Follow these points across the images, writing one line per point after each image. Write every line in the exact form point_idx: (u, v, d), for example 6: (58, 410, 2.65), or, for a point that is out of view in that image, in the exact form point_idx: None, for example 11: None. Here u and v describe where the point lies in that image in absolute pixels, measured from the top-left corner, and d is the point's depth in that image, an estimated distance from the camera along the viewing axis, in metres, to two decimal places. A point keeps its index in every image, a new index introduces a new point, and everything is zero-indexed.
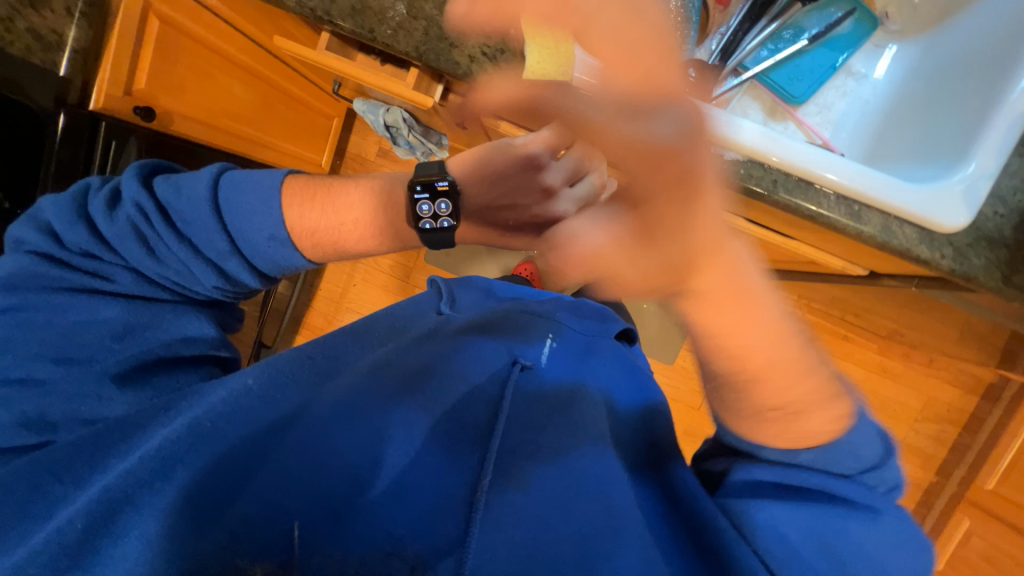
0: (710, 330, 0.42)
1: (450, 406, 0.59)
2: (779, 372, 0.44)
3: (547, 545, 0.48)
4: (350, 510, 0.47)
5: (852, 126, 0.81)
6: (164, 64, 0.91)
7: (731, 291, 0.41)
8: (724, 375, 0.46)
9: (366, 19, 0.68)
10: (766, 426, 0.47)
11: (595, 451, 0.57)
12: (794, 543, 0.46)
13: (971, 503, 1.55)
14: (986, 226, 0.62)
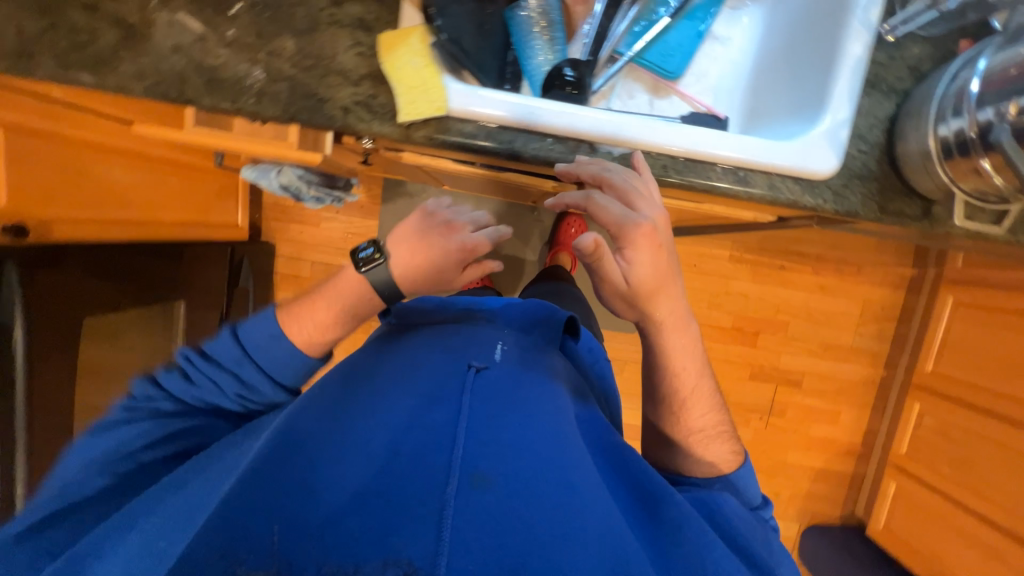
0: (676, 357, 0.68)
1: (412, 417, 0.59)
2: (703, 403, 0.70)
3: (521, 522, 0.50)
4: (346, 527, 0.49)
5: (729, 88, 0.85)
6: (25, 174, 0.84)
7: (687, 341, 0.68)
8: (678, 394, 0.69)
9: (225, 92, 0.65)
10: (701, 432, 0.69)
11: (557, 434, 0.60)
12: (736, 530, 0.60)
13: (919, 388, 1.71)
14: (855, 164, 0.67)
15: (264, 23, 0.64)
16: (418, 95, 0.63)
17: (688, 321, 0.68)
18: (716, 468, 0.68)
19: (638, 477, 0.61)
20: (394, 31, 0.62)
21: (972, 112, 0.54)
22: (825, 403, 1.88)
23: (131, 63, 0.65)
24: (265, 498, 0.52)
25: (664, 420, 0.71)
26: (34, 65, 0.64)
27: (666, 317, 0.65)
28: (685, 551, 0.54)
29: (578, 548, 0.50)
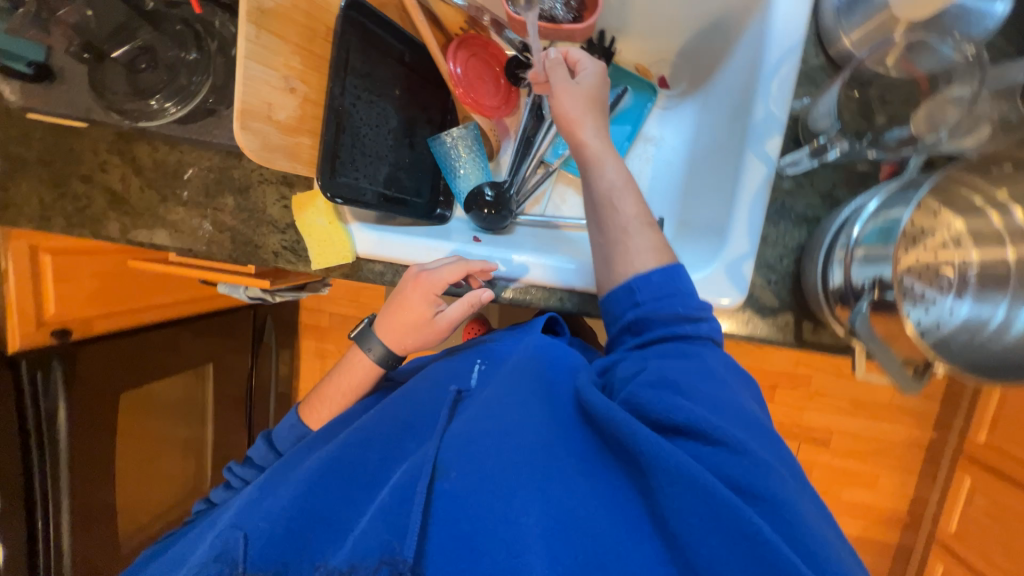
0: (592, 140, 0.63)
1: (388, 420, 0.59)
2: (632, 199, 0.62)
3: (488, 519, 0.45)
4: (325, 537, 0.50)
5: (662, 189, 0.83)
6: (69, 285, 1.05)
7: (602, 149, 0.63)
8: (603, 192, 0.62)
9: (184, 241, 0.78)
10: (609, 204, 0.62)
11: (528, 416, 0.51)
12: (763, 494, 0.43)
13: (972, 460, 1.49)
14: (765, 295, 0.64)
15: (210, 184, 0.75)
16: (327, 247, 0.70)
17: (623, 169, 0.62)
18: (654, 265, 0.59)
19: (598, 422, 0.48)
20: (306, 192, 0.70)
21: (850, 262, 0.52)
22: (863, 466, 1.67)
23: (117, 221, 0.79)
24: (251, 514, 0.55)
25: (603, 239, 0.63)
26: (52, 226, 0.81)
27: (600, 149, 0.63)
28: (663, 506, 0.43)
29: (541, 530, 0.43)
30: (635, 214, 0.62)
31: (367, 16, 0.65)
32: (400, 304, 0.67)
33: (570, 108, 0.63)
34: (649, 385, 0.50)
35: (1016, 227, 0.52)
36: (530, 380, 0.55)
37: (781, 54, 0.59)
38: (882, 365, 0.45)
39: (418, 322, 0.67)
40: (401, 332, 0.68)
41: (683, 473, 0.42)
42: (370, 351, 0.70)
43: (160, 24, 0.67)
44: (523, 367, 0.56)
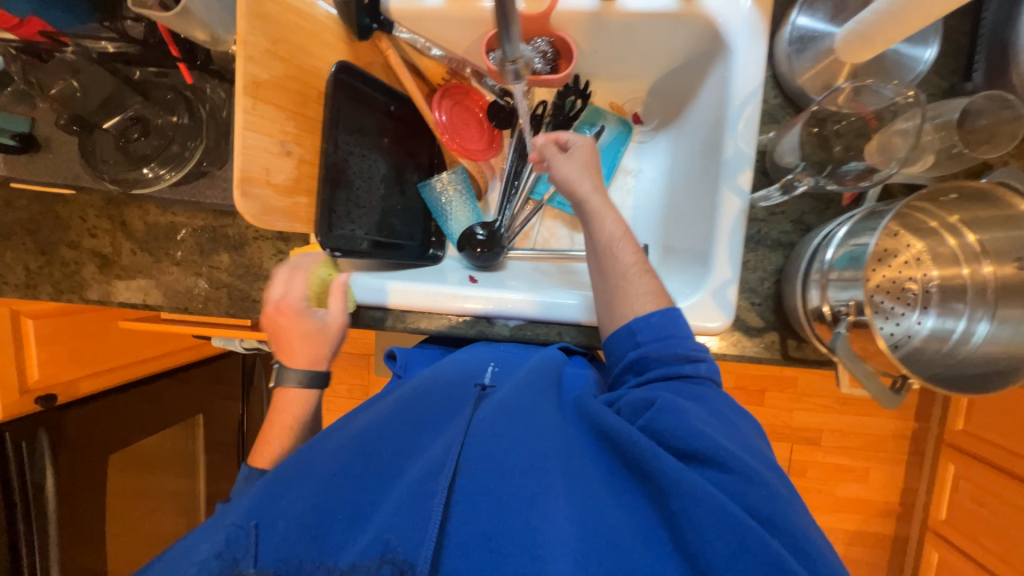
0: (591, 199, 0.67)
1: (409, 420, 0.57)
2: (631, 244, 0.65)
3: (514, 524, 0.46)
4: (330, 531, 0.47)
5: (645, 218, 0.88)
6: (52, 350, 1.01)
7: (602, 209, 0.66)
8: (603, 246, 0.65)
9: (178, 300, 0.78)
10: (599, 253, 0.65)
11: (558, 437, 0.53)
12: (772, 518, 0.46)
13: (953, 448, 1.55)
14: (751, 318, 0.68)
15: (204, 243, 0.76)
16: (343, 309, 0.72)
17: (619, 226, 0.65)
18: (653, 307, 0.62)
19: (621, 447, 0.51)
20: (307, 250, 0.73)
21: (825, 284, 0.55)
22: (853, 460, 1.73)
23: (108, 285, 0.79)
24: (260, 500, 0.48)
25: (603, 285, 0.65)
26: (38, 292, 0.80)
27: (597, 205, 0.67)
28: (687, 528, 0.45)
29: (566, 536, 0.45)
30: (633, 261, 0.64)
31: (355, 77, 0.68)
32: (286, 333, 0.64)
33: (571, 173, 0.68)
34: (667, 409, 0.53)
35: (968, 248, 0.57)
36: (544, 394, 0.59)
37: (746, 95, 0.64)
38: (862, 382, 0.50)
39: (312, 333, 0.65)
40: (303, 352, 0.64)
41: (706, 498, 0.45)
42: (289, 380, 0.64)
43: (151, 94, 0.69)
44: (540, 378, 0.61)
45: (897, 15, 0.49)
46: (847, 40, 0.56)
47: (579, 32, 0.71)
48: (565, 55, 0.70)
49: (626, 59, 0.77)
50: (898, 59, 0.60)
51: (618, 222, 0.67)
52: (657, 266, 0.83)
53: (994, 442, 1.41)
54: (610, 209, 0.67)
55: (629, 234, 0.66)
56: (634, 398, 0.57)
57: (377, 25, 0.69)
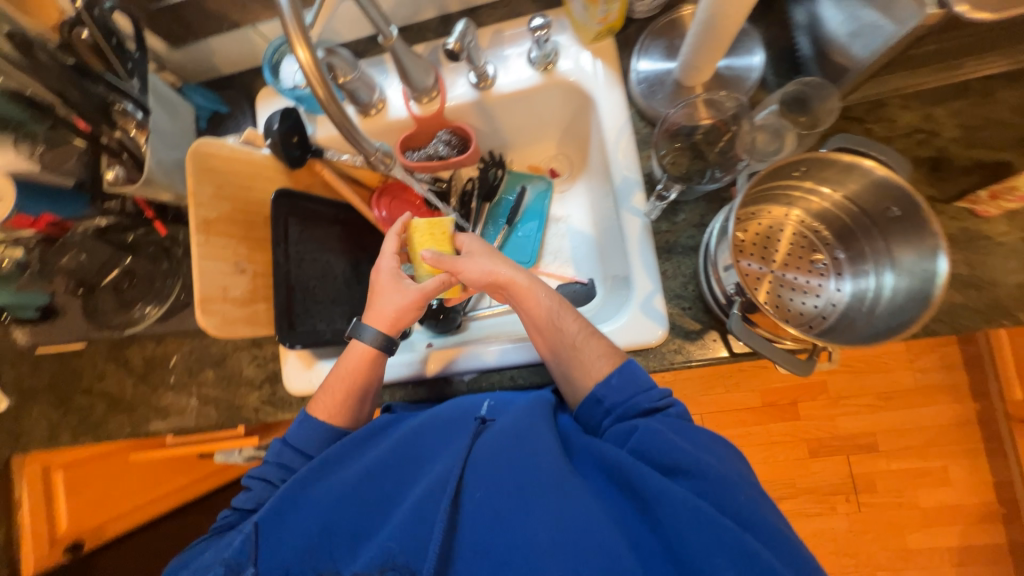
0: (515, 287, 0.70)
1: (412, 456, 0.64)
2: (569, 316, 0.68)
3: (504, 537, 0.54)
4: (335, 547, 0.60)
5: (584, 255, 0.94)
6: (80, 496, 1.06)
7: (530, 290, 0.70)
8: (539, 327, 0.69)
9: (175, 421, 0.85)
10: (539, 333, 0.70)
11: (547, 463, 0.57)
12: (747, 519, 0.51)
13: None
14: (686, 322, 0.70)
15: (193, 364, 0.85)
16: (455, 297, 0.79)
17: (553, 300, 0.69)
18: (608, 369, 0.64)
19: (612, 468, 0.56)
20: (425, 220, 0.73)
21: (719, 275, 0.59)
22: (923, 460, 1.54)
23: (116, 422, 0.87)
24: (298, 520, 0.63)
25: (557, 358, 0.68)
26: (59, 441, 0.88)
27: (525, 286, 0.70)
28: (666, 532, 0.51)
29: (550, 545, 0.52)
30: (578, 329, 0.67)
31: (297, 197, 0.81)
32: (388, 293, 0.73)
33: (485, 267, 0.71)
34: (650, 433, 0.57)
35: (842, 204, 0.60)
36: (533, 420, 0.62)
37: (617, 130, 0.73)
38: (769, 356, 0.51)
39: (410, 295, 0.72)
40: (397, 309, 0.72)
41: (686, 507, 0.50)
42: (368, 337, 0.72)
43: (139, 250, 0.83)
44: (531, 406, 0.64)
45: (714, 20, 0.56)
46: (690, 60, 0.64)
47: (474, 119, 0.85)
48: (467, 138, 0.83)
49: (526, 127, 0.89)
50: (734, 72, 0.69)
51: (552, 296, 0.70)
52: (604, 296, 0.87)
53: None
54: (538, 286, 0.70)
55: (565, 304, 0.70)
56: (618, 426, 0.60)
57: (309, 154, 0.82)
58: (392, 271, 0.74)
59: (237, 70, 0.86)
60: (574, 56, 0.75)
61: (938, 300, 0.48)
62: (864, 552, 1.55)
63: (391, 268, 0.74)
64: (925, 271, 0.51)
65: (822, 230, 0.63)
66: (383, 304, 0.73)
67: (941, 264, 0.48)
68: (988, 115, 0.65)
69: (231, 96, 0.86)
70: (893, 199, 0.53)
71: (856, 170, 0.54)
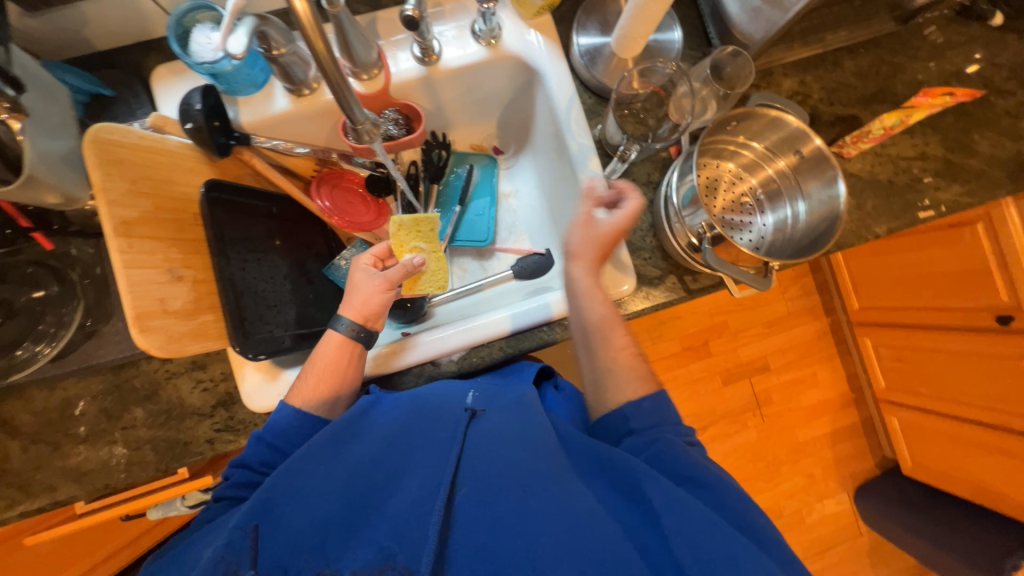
0: (582, 274, 0.66)
1: (411, 466, 0.56)
2: (618, 329, 0.65)
3: (512, 541, 0.48)
4: (323, 544, 0.50)
5: (537, 228, 0.98)
6: None
7: (595, 287, 0.65)
8: (595, 327, 0.64)
9: (95, 480, 0.69)
10: (588, 336, 0.65)
11: (560, 467, 0.54)
12: (753, 528, 0.51)
13: (864, 325, 1.78)
14: (648, 271, 0.78)
15: (111, 405, 0.70)
16: (422, 278, 0.76)
17: (611, 304, 0.65)
18: (637, 395, 0.62)
19: (621, 472, 0.54)
20: (411, 217, 0.75)
21: (683, 219, 0.67)
22: (800, 370, 1.91)
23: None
24: (264, 513, 0.52)
25: (592, 366, 0.65)
26: None
27: (592, 275, 0.66)
28: (681, 539, 0.48)
29: (563, 551, 0.47)
30: (621, 347, 0.64)
31: (227, 191, 0.70)
32: (358, 280, 0.71)
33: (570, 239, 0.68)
34: (664, 444, 0.57)
35: (762, 154, 0.73)
36: (539, 423, 0.58)
37: (566, 101, 0.78)
38: (734, 276, 0.61)
39: (376, 283, 0.69)
40: (363, 298, 0.69)
41: (700, 514, 0.49)
42: (343, 331, 0.67)
43: (8, 275, 0.65)
44: (530, 403, 0.61)
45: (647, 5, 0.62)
46: (622, 42, 0.71)
47: (419, 96, 0.82)
48: (414, 118, 0.81)
49: (470, 105, 0.89)
50: (660, 46, 0.77)
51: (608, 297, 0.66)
52: (562, 264, 0.91)
53: (887, 306, 1.65)
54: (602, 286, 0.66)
55: (616, 317, 0.66)
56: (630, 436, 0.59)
57: (235, 141, 0.72)
58: (366, 266, 0.73)
59: (120, 45, 0.72)
60: (521, 33, 0.78)
61: (843, 215, 0.63)
62: (770, 454, 1.88)
63: (364, 263, 0.73)
64: (829, 197, 0.65)
65: (748, 178, 0.75)
66: (355, 294, 0.70)
67: (841, 187, 0.62)
68: (840, 79, 0.83)
69: (115, 78, 0.71)
70: (799, 143, 0.67)
71: (780, 125, 0.67)
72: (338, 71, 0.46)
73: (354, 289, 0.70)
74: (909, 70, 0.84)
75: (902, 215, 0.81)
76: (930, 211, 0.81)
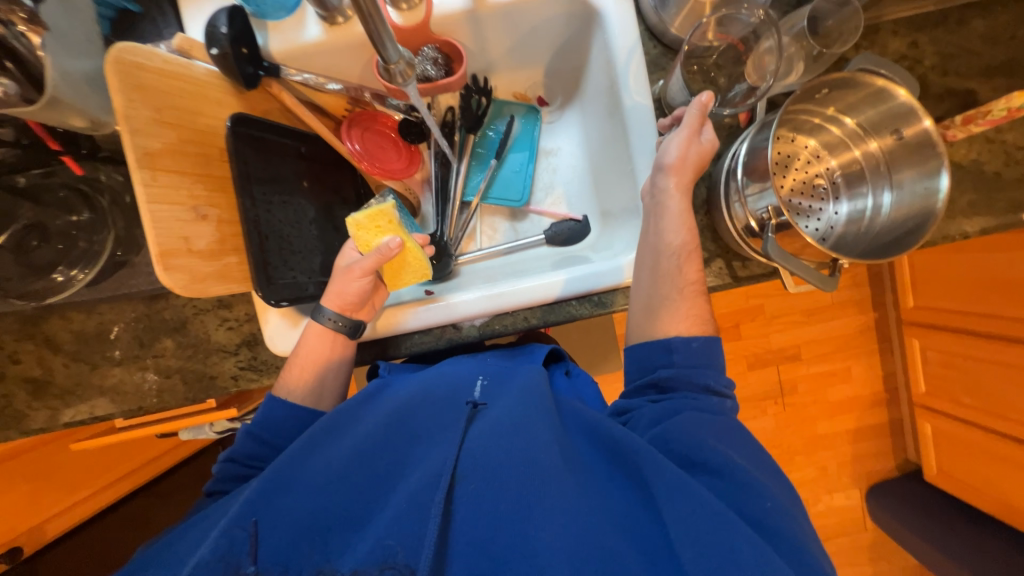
0: (671, 191, 0.58)
1: (411, 456, 0.53)
2: (692, 260, 0.58)
3: (510, 544, 0.44)
4: (325, 541, 0.48)
5: (576, 192, 0.91)
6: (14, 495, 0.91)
7: (684, 209, 0.58)
8: (668, 250, 0.57)
9: (129, 401, 0.73)
10: (656, 262, 0.58)
11: (561, 459, 0.49)
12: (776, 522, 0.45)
13: (915, 325, 1.65)
14: None
15: (142, 333, 0.72)
16: (403, 270, 0.71)
17: (693, 234, 0.58)
18: (688, 332, 0.56)
19: (623, 457, 0.49)
20: (364, 215, 0.67)
21: (745, 201, 0.60)
22: (834, 364, 1.82)
23: (44, 410, 0.72)
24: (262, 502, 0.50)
25: (650, 295, 0.58)
26: None
27: (683, 195, 0.58)
28: (688, 533, 0.42)
29: (564, 554, 0.42)
30: (691, 280, 0.57)
31: (254, 125, 0.67)
32: (336, 272, 0.68)
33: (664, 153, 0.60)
34: (680, 421, 0.51)
35: (851, 131, 0.63)
36: (542, 410, 0.53)
37: (627, 48, 0.68)
38: (797, 273, 0.54)
39: (350, 274, 0.66)
40: (340, 288, 0.66)
41: (705, 504, 0.43)
42: (326, 323, 0.66)
43: (41, 197, 0.66)
44: (534, 389, 0.56)
45: None
46: None
47: (463, 32, 0.74)
48: (455, 57, 0.73)
49: (518, 47, 0.80)
50: None
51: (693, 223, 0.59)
52: (597, 235, 0.85)
53: (947, 307, 1.52)
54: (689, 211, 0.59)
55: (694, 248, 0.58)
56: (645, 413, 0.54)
57: (264, 71, 0.67)
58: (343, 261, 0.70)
59: None
60: None
61: (940, 214, 0.54)
62: (786, 444, 1.84)
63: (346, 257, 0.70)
64: (927, 189, 0.56)
65: (826, 157, 0.65)
66: (334, 287, 0.67)
67: (945, 179, 0.53)
68: (961, 44, 0.69)
69: None
70: (903, 122, 0.57)
71: (884, 98, 0.56)
72: (372, 7, 0.41)
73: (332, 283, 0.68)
74: None
75: (1004, 214, 0.70)
76: None
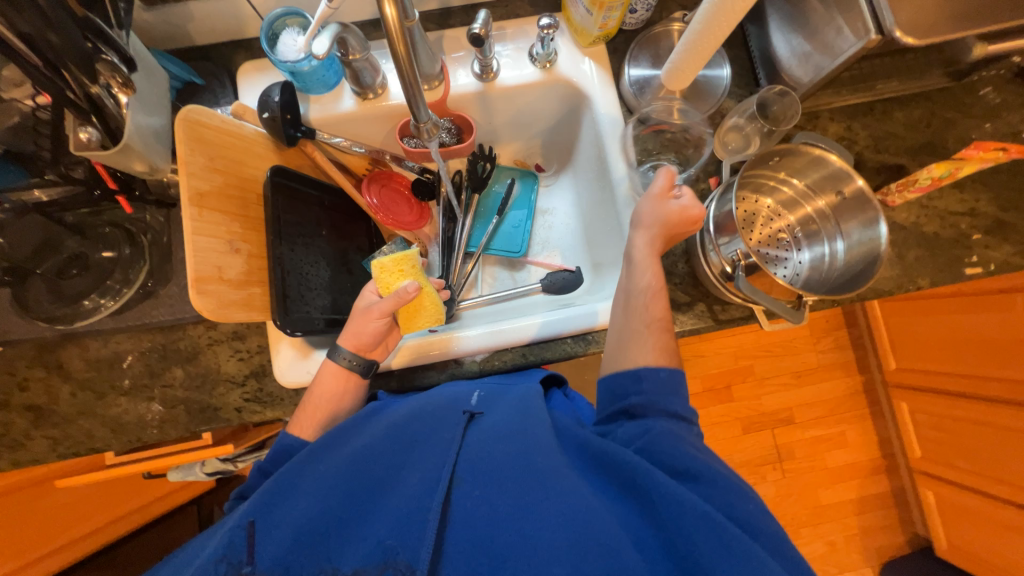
0: (639, 244, 0.68)
1: (408, 461, 0.55)
2: (660, 302, 0.65)
3: (506, 545, 0.46)
4: (322, 545, 0.49)
5: (569, 246, 1.01)
6: None
7: (651, 258, 0.67)
8: (640, 291, 0.66)
9: (130, 432, 0.73)
10: (628, 300, 0.66)
11: (555, 465, 0.51)
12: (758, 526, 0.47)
13: (901, 388, 1.69)
14: (678, 296, 0.78)
15: (155, 363, 0.75)
16: (417, 314, 0.74)
17: (660, 281, 0.66)
18: (657, 362, 0.61)
19: (614, 466, 0.51)
20: (391, 259, 0.73)
21: (718, 247, 0.68)
22: (828, 428, 1.82)
23: (42, 440, 0.73)
24: (264, 512, 0.52)
25: (622, 329, 0.65)
26: None
27: (651, 246, 0.68)
28: (680, 535, 0.45)
29: (559, 551, 0.44)
30: (658, 317, 0.64)
31: (289, 177, 0.76)
32: (355, 313, 0.71)
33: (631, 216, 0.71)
34: (663, 434, 0.53)
35: (802, 191, 0.74)
36: (537, 422, 0.56)
37: (610, 124, 0.81)
38: (768, 306, 0.61)
39: (368, 317, 0.69)
40: (356, 328, 0.69)
41: (695, 507, 0.45)
42: (340, 362, 0.69)
43: (87, 233, 0.73)
44: (527, 401, 0.60)
45: (698, 43, 0.65)
46: (671, 76, 0.74)
47: (472, 109, 0.88)
48: (466, 129, 0.87)
49: (519, 122, 0.94)
50: (708, 83, 0.80)
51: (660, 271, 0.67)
52: (589, 283, 0.93)
53: (928, 369, 1.57)
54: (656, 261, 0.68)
55: (661, 292, 0.66)
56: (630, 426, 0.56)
57: (301, 134, 0.78)
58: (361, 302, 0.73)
59: (215, 42, 0.81)
60: (577, 61, 0.82)
61: (884, 255, 0.62)
62: (789, 514, 1.78)
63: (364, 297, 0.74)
64: (870, 237, 0.65)
65: (784, 215, 0.75)
66: (351, 327, 0.70)
67: (883, 228, 0.62)
68: (888, 129, 0.83)
69: (205, 69, 0.79)
70: (841, 183, 0.68)
71: (823, 163, 0.67)
72: (412, 76, 0.52)
73: (350, 323, 0.71)
74: (962, 125, 0.83)
75: (949, 268, 0.79)
76: (979, 267, 0.79)
